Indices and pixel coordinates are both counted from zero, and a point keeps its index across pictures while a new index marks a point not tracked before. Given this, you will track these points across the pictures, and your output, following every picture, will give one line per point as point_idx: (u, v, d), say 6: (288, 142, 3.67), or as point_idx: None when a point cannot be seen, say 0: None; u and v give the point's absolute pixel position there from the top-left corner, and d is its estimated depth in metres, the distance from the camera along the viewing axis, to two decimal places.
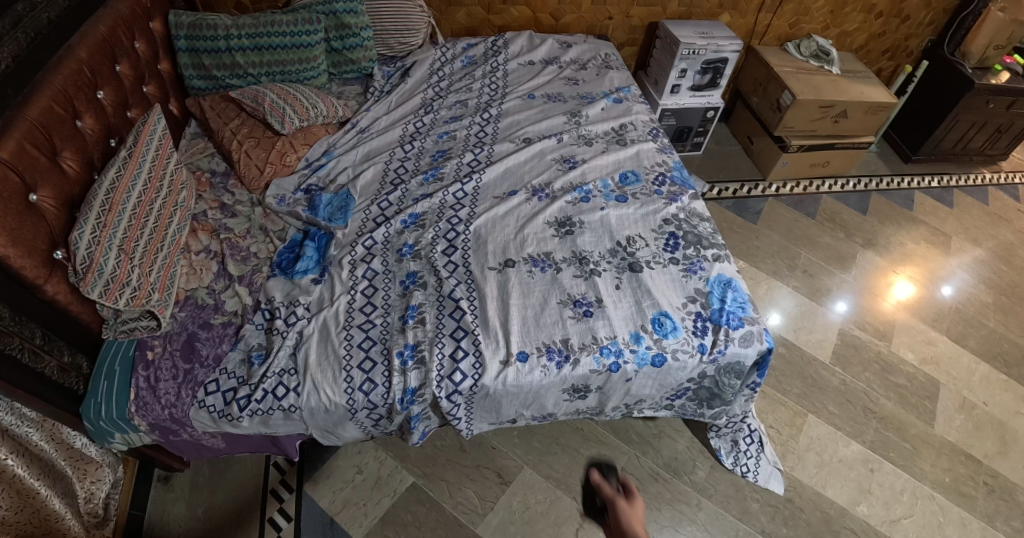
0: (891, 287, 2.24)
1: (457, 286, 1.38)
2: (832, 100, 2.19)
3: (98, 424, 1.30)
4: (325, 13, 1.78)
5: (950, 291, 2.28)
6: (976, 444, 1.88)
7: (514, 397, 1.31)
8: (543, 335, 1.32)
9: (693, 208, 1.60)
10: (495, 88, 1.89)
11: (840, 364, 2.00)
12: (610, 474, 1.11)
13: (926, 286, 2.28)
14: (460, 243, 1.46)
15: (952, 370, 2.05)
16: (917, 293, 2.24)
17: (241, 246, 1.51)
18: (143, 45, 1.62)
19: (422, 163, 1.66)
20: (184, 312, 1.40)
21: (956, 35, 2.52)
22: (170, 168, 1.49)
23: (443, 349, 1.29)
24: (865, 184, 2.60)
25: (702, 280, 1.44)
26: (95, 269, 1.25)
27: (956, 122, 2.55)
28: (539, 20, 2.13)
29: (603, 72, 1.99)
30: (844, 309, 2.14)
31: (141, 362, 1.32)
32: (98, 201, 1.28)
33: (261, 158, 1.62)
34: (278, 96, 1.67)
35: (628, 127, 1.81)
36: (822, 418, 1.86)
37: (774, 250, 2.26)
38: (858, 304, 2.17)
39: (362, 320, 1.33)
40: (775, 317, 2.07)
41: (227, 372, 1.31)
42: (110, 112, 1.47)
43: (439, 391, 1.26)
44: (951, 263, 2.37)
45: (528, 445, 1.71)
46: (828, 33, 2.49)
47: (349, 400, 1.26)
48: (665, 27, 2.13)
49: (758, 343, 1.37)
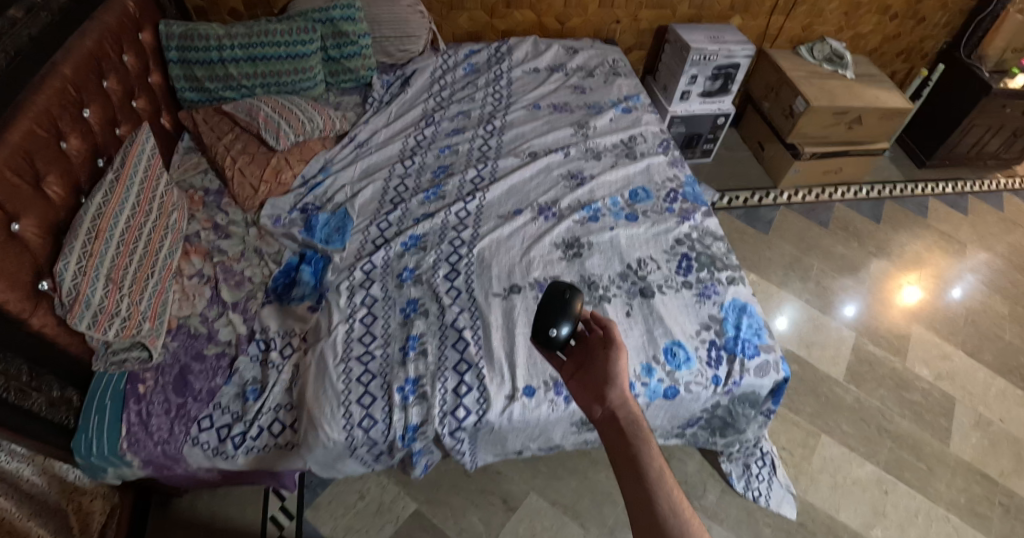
0: (898, 291, 2.20)
1: (459, 314, 1.32)
2: (846, 106, 2.12)
3: (91, 460, 1.24)
4: (322, 21, 1.72)
5: (959, 294, 2.24)
6: (992, 463, 1.84)
7: (520, 431, 1.26)
8: (550, 368, 1.26)
9: (706, 226, 1.54)
10: (499, 97, 1.82)
11: (855, 382, 1.94)
12: (583, 304, 0.94)
13: (934, 289, 2.23)
14: (463, 267, 1.40)
15: (967, 385, 2.00)
16: (924, 299, 2.20)
17: (235, 270, 1.45)
18: (132, 58, 1.54)
19: (423, 180, 1.59)
20: (177, 341, 1.35)
21: (972, 38, 2.45)
22: (159, 190, 1.42)
23: (446, 384, 1.24)
24: (878, 190, 2.53)
25: (716, 305, 1.38)
26: (82, 301, 1.19)
27: (972, 126, 2.48)
28: (543, 24, 2.05)
29: (610, 79, 1.92)
30: (851, 313, 2.10)
31: (132, 397, 1.27)
32: (84, 228, 1.22)
33: (255, 176, 1.55)
34: (273, 110, 1.61)
35: (638, 139, 1.74)
36: (835, 438, 1.81)
37: (786, 262, 2.19)
38: (866, 308, 2.12)
39: (361, 351, 1.28)
40: (780, 322, 2.02)
41: (220, 408, 1.26)
42: (98, 131, 1.41)
43: (442, 427, 1.21)
44: (961, 267, 2.32)
45: (535, 469, 1.66)
46: (841, 35, 2.40)
47: (348, 437, 1.21)
48: (674, 32, 2.05)
49: (775, 373, 1.32)
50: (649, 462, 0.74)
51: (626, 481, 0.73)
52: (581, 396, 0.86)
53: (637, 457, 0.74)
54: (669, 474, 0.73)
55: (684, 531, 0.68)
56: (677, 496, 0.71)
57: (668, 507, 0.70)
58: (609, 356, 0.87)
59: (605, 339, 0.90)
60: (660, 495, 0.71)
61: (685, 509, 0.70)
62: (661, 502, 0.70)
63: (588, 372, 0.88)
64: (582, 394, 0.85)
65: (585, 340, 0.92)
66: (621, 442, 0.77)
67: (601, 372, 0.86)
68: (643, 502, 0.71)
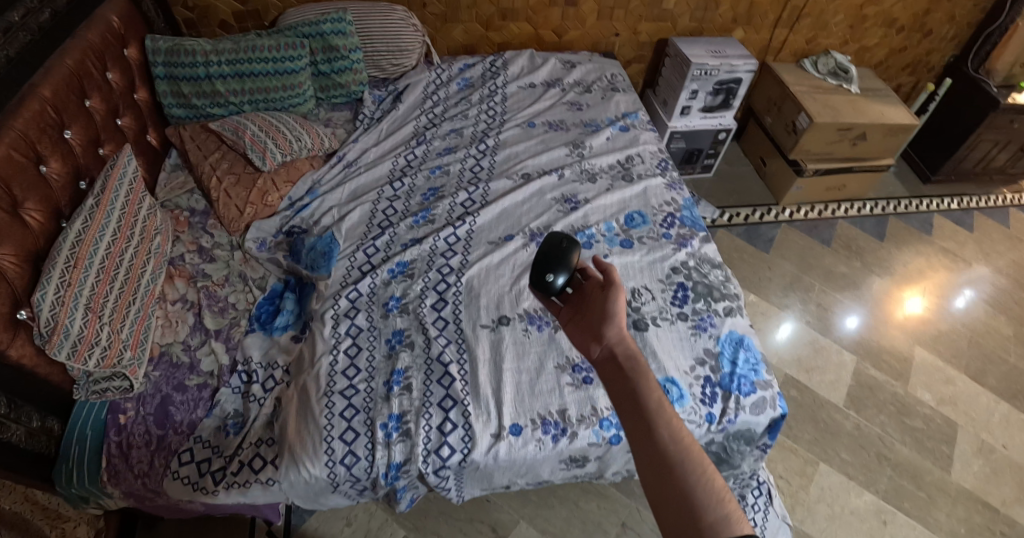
0: (900, 301, 2.18)
1: (446, 348, 1.28)
2: (851, 122, 2.06)
3: (71, 491, 1.22)
4: (311, 35, 1.68)
5: (960, 303, 2.21)
6: (993, 491, 1.80)
7: (507, 470, 1.23)
8: (538, 405, 1.22)
9: (704, 253, 1.50)
10: (493, 114, 1.77)
11: (855, 407, 1.89)
12: (580, 255, 0.99)
13: (936, 301, 2.20)
14: (451, 296, 1.36)
15: (970, 410, 1.96)
16: (926, 309, 2.17)
17: (218, 296, 1.42)
18: (116, 75, 1.50)
19: (413, 203, 1.55)
20: (158, 371, 1.30)
21: (981, 51, 2.38)
22: (142, 214, 1.39)
23: (431, 421, 1.20)
24: (883, 206, 2.48)
25: (711, 339, 1.34)
26: (61, 331, 1.16)
27: (979, 142, 2.42)
28: (540, 37, 2.01)
29: (608, 95, 1.87)
30: (851, 326, 2.07)
31: (113, 427, 1.23)
32: (63, 256, 1.18)
33: (241, 198, 1.52)
34: (260, 128, 1.57)
35: (635, 160, 1.69)
36: (834, 466, 1.77)
37: (787, 281, 2.15)
38: (867, 323, 2.09)
39: (344, 385, 1.24)
40: (776, 338, 1.99)
41: (201, 441, 1.22)
42: (80, 153, 1.36)
43: (425, 466, 1.17)
44: (959, 280, 2.28)
45: (524, 497, 1.59)
46: (846, 48, 2.34)
47: (330, 474, 1.17)
48: (675, 45, 2.00)
49: (771, 410, 1.28)
50: (646, 388, 0.74)
51: (623, 408, 0.74)
52: (579, 334, 0.88)
53: (634, 386, 0.75)
54: (666, 399, 0.73)
55: (682, 451, 0.68)
56: (674, 419, 0.71)
57: (665, 430, 0.70)
58: (605, 295, 0.89)
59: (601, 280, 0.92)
60: (658, 421, 0.71)
61: (683, 431, 0.70)
62: (658, 425, 0.70)
63: (586, 313, 0.90)
64: (579, 333, 0.88)
65: (582, 288, 0.95)
66: (617, 373, 0.78)
67: (598, 310, 0.88)
68: (639, 426, 0.71)
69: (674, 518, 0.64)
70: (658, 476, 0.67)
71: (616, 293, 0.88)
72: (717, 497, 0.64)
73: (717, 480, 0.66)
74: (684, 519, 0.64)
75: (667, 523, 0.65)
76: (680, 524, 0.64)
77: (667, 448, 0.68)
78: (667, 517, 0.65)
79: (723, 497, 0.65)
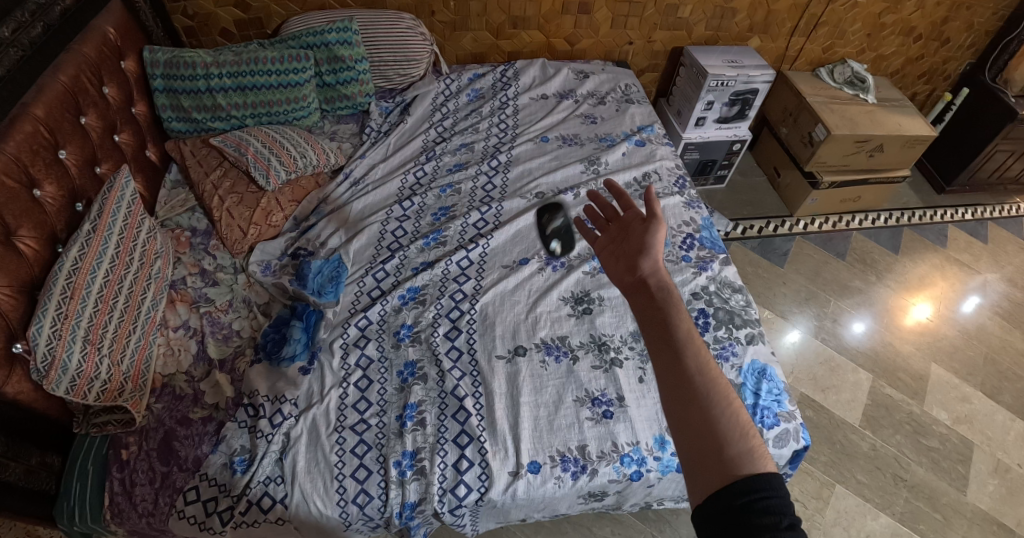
0: (910, 308, 2.15)
1: (460, 381, 1.24)
2: (868, 134, 2.02)
3: (73, 527, 1.17)
4: (316, 45, 1.61)
5: (970, 308, 2.19)
6: (1009, 512, 1.72)
7: (525, 507, 1.18)
8: (557, 441, 1.18)
9: (725, 277, 1.45)
10: (505, 128, 1.74)
11: (871, 427, 1.83)
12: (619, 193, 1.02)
13: (945, 307, 2.17)
14: (464, 325, 1.32)
15: (986, 429, 1.89)
16: (936, 315, 2.14)
17: (222, 322, 1.37)
18: (113, 90, 1.44)
19: (423, 224, 1.52)
20: (161, 403, 1.25)
21: (999, 59, 2.34)
22: (141, 237, 1.33)
23: (445, 458, 1.15)
24: (896, 218, 2.44)
25: (733, 369, 1.30)
26: (59, 366, 1.11)
27: (995, 152, 2.38)
28: (552, 45, 1.95)
29: (623, 108, 1.83)
30: (860, 331, 2.05)
31: (115, 463, 1.17)
32: (58, 287, 1.13)
33: (244, 218, 1.47)
34: (263, 145, 1.52)
35: (652, 177, 1.64)
36: (850, 488, 1.70)
37: (800, 296, 2.10)
38: (877, 326, 2.07)
39: (355, 420, 1.20)
40: (787, 340, 1.98)
41: (208, 478, 1.15)
42: (76, 173, 1.29)
43: (441, 506, 1.13)
44: (968, 287, 2.25)
45: (537, 524, 1.50)
46: (862, 57, 2.30)
47: (342, 513, 1.12)
48: (690, 55, 1.95)
49: (795, 442, 1.24)
50: (678, 322, 0.77)
51: (654, 337, 0.77)
52: (614, 266, 0.92)
53: (667, 319, 0.78)
54: (696, 333, 0.76)
55: (708, 385, 0.71)
56: (704, 353, 0.74)
57: (693, 361, 0.73)
58: (646, 230, 0.92)
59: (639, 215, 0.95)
60: (687, 352, 0.74)
61: (711, 365, 0.73)
62: (688, 359, 0.73)
63: (622, 245, 0.93)
64: (614, 264, 0.92)
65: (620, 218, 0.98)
66: (650, 304, 0.81)
67: (635, 243, 0.92)
68: (668, 357, 0.74)
69: (695, 449, 0.68)
70: (685, 408, 0.70)
71: (656, 229, 0.91)
72: (741, 432, 0.67)
73: (742, 415, 0.69)
74: (705, 452, 0.67)
75: (688, 451, 0.69)
76: (702, 455, 0.67)
77: (694, 380, 0.71)
78: (688, 446, 0.69)
79: (748, 434, 0.67)
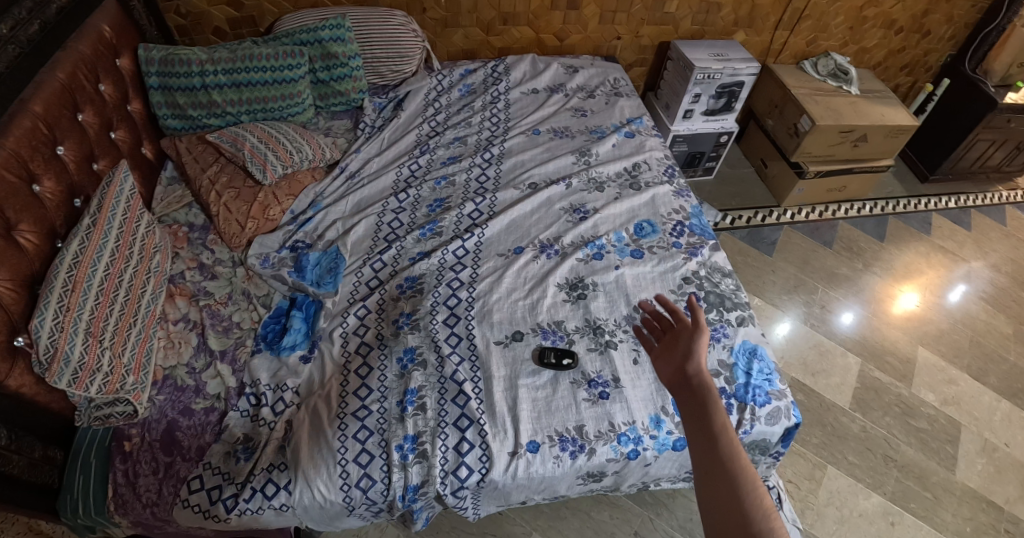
0: (897, 297, 2.19)
1: (459, 366, 1.26)
2: (852, 124, 2.07)
3: (77, 520, 1.17)
4: (310, 42, 1.64)
5: (955, 296, 2.23)
6: (998, 490, 1.76)
7: (525, 488, 1.20)
8: (556, 422, 1.20)
9: (715, 262, 1.48)
10: (497, 122, 1.77)
11: (861, 410, 1.87)
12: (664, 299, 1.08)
13: (931, 294, 2.22)
14: (462, 312, 1.34)
15: (973, 410, 1.93)
16: (922, 303, 2.19)
17: (222, 314, 1.39)
18: (109, 87, 1.45)
19: (419, 215, 1.55)
20: (163, 395, 1.26)
21: (979, 50, 2.41)
22: (140, 232, 1.34)
23: (446, 441, 1.17)
24: (881, 207, 2.49)
25: (725, 350, 1.32)
26: (61, 358, 1.11)
27: (976, 141, 2.44)
28: (542, 41, 1.99)
29: (612, 101, 1.87)
30: (848, 322, 2.08)
31: (118, 455, 1.18)
32: (59, 280, 1.14)
33: (242, 212, 1.48)
34: (260, 140, 1.54)
35: (642, 167, 1.68)
36: (842, 469, 1.73)
37: (790, 284, 2.14)
38: (865, 314, 2.11)
39: (356, 406, 1.21)
40: (778, 329, 2.01)
41: (211, 468, 1.16)
42: (74, 170, 1.30)
43: (443, 487, 1.15)
44: (953, 274, 2.30)
45: (536, 509, 1.52)
46: (845, 49, 2.35)
47: (345, 497, 1.15)
48: (677, 48, 1.99)
49: (786, 420, 1.26)
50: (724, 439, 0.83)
51: (700, 447, 0.84)
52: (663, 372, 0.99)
53: (714, 434, 0.84)
54: (742, 455, 0.81)
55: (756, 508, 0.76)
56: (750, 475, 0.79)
57: (740, 483, 0.78)
58: (693, 338, 1.00)
59: (685, 322, 1.03)
60: (735, 474, 0.79)
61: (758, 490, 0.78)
62: (736, 480, 0.79)
63: (669, 350, 1.01)
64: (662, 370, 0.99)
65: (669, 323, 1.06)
66: (697, 415, 0.88)
67: (681, 347, 1.00)
68: (717, 477, 0.80)
69: None
70: (728, 517, 0.77)
71: (702, 339, 0.98)
72: None
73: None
74: None
75: None
76: None
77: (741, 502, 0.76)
78: None
79: None
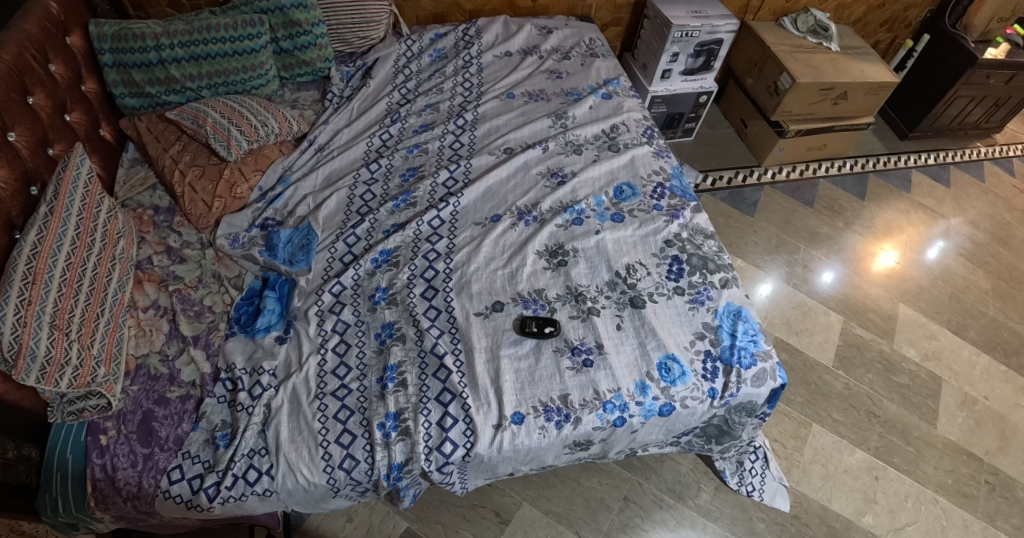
0: (876, 256, 2.19)
1: (439, 339, 1.24)
2: (832, 81, 2.04)
3: (58, 518, 1.12)
4: (270, 10, 1.55)
5: (934, 254, 2.24)
6: (977, 442, 1.80)
7: (512, 460, 1.18)
8: (540, 392, 1.18)
9: (696, 224, 1.45)
10: (469, 86, 1.71)
11: (844, 368, 1.88)
12: None
13: (910, 252, 2.22)
14: (440, 285, 1.31)
15: (953, 365, 1.95)
16: (902, 262, 2.19)
17: (193, 299, 1.34)
18: (60, 67, 1.36)
19: (392, 186, 1.50)
20: (137, 385, 1.20)
21: (959, 5, 2.37)
22: (102, 217, 1.27)
23: (430, 416, 1.15)
24: (862, 164, 2.49)
25: (709, 313, 1.30)
26: (26, 354, 1.05)
27: (955, 97, 2.43)
28: (514, 2, 1.92)
29: (588, 62, 1.81)
30: (829, 281, 2.08)
31: (94, 449, 1.12)
32: (18, 273, 1.07)
33: (208, 192, 1.42)
34: (222, 115, 1.46)
35: (620, 129, 1.64)
36: (827, 427, 1.75)
37: (772, 245, 2.13)
38: (846, 274, 2.11)
39: (335, 386, 1.19)
40: (761, 291, 2.00)
41: (190, 457, 1.14)
42: (27, 156, 1.23)
43: (428, 464, 1.13)
44: (933, 232, 2.31)
45: (525, 479, 1.52)
46: (825, 5, 2.31)
47: (329, 479, 1.12)
48: (654, 6, 1.93)
49: (772, 381, 1.24)
50: None
51: None
52: None
53: None
54: None
55: None
56: None
57: None
58: None
59: None
60: None
61: None
62: None
63: None
64: None
65: None
66: None
67: None
68: None
69: None
70: None
71: None
72: None
73: None
74: None
75: None
76: None
77: None
78: None
79: None
